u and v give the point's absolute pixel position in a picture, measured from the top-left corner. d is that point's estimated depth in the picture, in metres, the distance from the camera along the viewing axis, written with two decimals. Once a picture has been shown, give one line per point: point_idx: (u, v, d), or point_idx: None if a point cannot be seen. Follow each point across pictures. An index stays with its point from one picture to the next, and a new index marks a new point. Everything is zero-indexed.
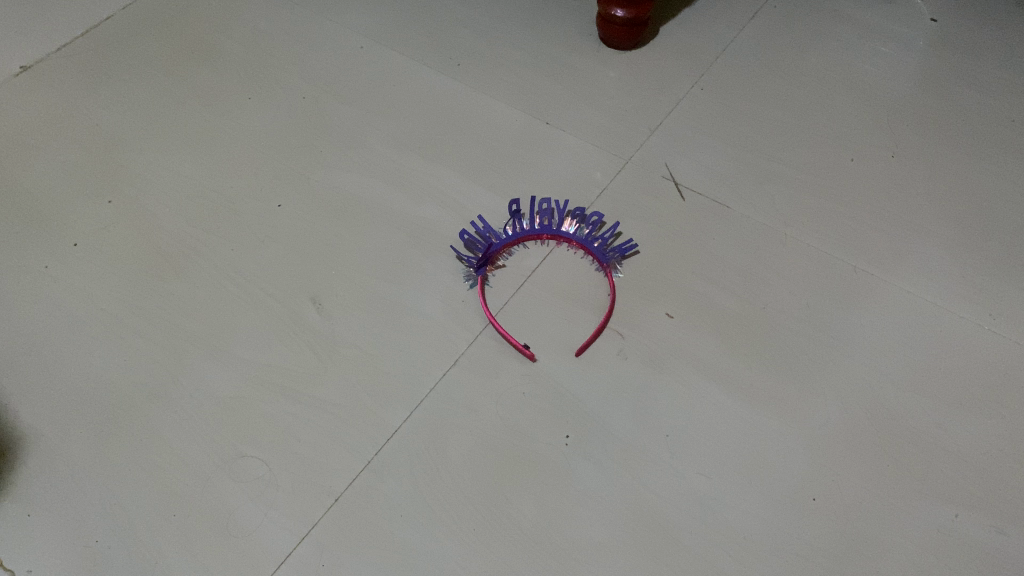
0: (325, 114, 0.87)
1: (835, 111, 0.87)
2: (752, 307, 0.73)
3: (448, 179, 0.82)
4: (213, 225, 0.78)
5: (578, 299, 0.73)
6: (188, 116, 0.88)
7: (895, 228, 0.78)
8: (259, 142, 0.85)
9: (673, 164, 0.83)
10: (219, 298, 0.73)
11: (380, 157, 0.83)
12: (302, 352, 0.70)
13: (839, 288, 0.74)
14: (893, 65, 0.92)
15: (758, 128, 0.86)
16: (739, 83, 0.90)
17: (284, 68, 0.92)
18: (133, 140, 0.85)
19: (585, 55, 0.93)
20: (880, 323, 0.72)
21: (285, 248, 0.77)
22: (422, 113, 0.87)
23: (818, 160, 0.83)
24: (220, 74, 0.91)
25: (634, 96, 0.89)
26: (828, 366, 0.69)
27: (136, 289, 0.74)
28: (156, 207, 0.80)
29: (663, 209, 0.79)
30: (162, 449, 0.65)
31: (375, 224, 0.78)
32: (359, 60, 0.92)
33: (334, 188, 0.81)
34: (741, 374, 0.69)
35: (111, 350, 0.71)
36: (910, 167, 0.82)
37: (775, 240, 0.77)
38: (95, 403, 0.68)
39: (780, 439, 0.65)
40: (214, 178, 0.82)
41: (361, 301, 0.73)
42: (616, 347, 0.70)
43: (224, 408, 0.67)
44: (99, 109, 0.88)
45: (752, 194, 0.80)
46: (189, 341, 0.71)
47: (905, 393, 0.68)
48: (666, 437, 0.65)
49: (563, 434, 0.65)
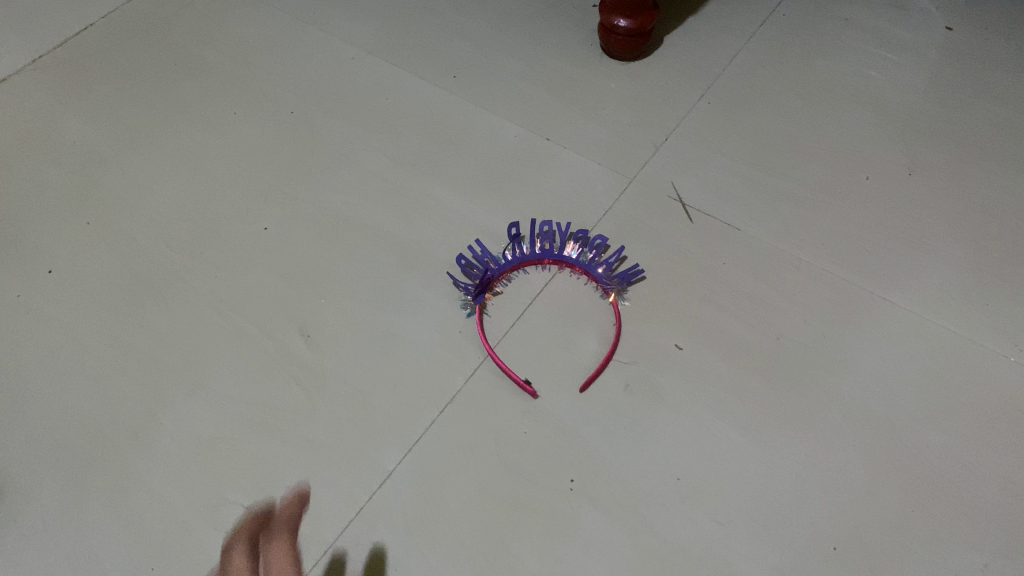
0: (315, 130, 0.83)
1: (849, 126, 0.83)
2: (766, 336, 0.69)
3: (443, 198, 0.77)
4: (195, 249, 0.74)
5: (582, 329, 0.69)
6: (170, 131, 0.84)
7: (915, 252, 0.74)
8: (245, 159, 0.81)
9: (681, 183, 0.79)
10: (201, 328, 0.69)
11: (372, 175, 0.79)
12: (289, 388, 0.66)
13: (857, 316, 0.70)
14: (908, 77, 0.88)
15: (770, 144, 0.82)
16: (748, 96, 0.86)
17: (271, 81, 0.88)
18: (112, 158, 0.81)
19: (587, 66, 0.89)
20: (902, 353, 0.68)
21: (271, 273, 0.72)
22: (416, 128, 0.83)
23: (832, 178, 0.79)
24: (204, 88, 0.87)
25: (638, 109, 0.85)
26: (845, 403, 0.65)
27: (114, 319, 0.70)
28: (134, 229, 0.76)
29: (670, 231, 0.75)
30: (140, 495, 0.62)
31: (367, 248, 0.74)
32: (350, 71, 0.88)
33: (323, 209, 0.77)
34: (755, 411, 0.65)
35: (86, 384, 0.66)
36: (929, 185, 0.78)
37: (789, 264, 0.73)
38: (69, 442, 0.64)
39: (796, 482, 0.62)
40: (197, 199, 0.78)
41: (352, 332, 0.69)
42: (622, 382, 0.66)
43: (207, 449, 0.63)
44: (77, 124, 0.84)
45: (764, 214, 0.76)
46: (170, 376, 0.67)
47: (928, 431, 0.64)
48: (677, 480, 0.62)
49: (568, 478, 0.62)
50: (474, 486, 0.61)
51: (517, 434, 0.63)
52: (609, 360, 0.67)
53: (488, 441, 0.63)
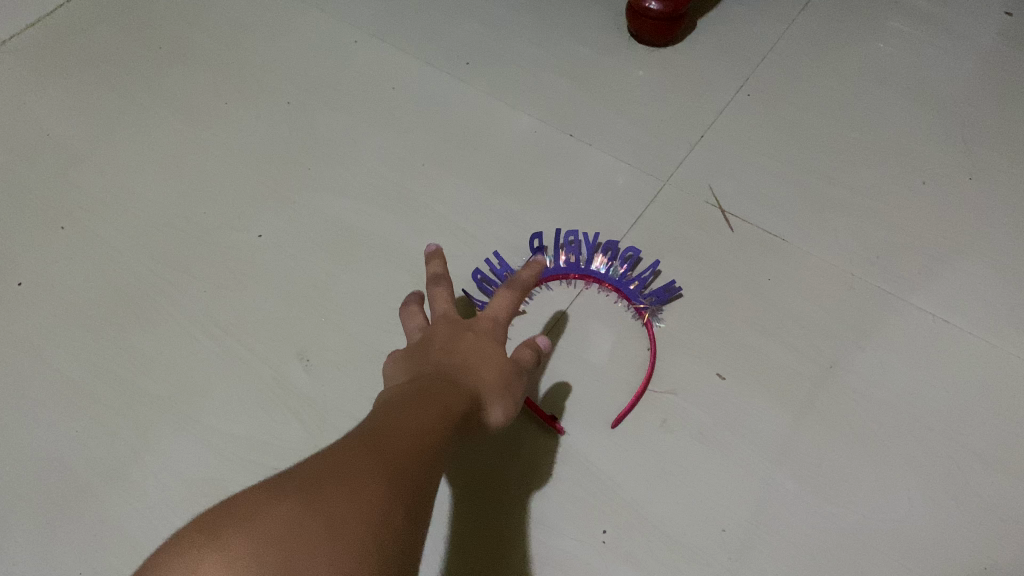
0: (315, 124, 0.76)
1: (902, 124, 0.76)
2: (816, 366, 0.62)
3: (456, 204, 0.70)
4: (183, 261, 0.68)
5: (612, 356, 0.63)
6: (153, 123, 0.76)
7: (979, 268, 0.67)
8: (237, 157, 0.74)
9: (719, 187, 0.72)
10: (189, 353, 0.64)
11: (379, 178, 0.72)
12: (287, 423, 0.60)
13: (917, 343, 0.63)
14: (966, 68, 0.80)
15: (815, 144, 0.75)
16: (790, 88, 0.78)
17: (266, 67, 0.80)
18: (89, 154, 0.74)
19: (613, 51, 0.81)
20: (967, 387, 0.61)
21: (267, 290, 0.66)
22: (425, 122, 0.76)
23: (884, 183, 0.72)
24: (192, 73, 0.79)
25: (671, 102, 0.77)
26: (905, 443, 0.59)
27: (94, 341, 0.64)
28: (115, 239, 0.69)
29: (708, 243, 0.68)
30: (122, 544, 0.56)
31: (373, 263, 0.67)
32: (353, 57, 0.80)
33: (326, 216, 0.70)
34: (804, 453, 0.59)
35: (65, 418, 0.61)
36: (991, 193, 0.71)
37: (839, 282, 0.66)
38: (47, 484, 0.58)
39: (849, 534, 0.56)
40: (185, 203, 0.71)
41: (358, 358, 0.63)
42: (659, 418, 0.61)
43: (198, 492, 0.58)
44: (51, 114, 0.76)
45: (811, 224, 0.69)
46: (156, 408, 0.61)
47: (998, 478, 0.58)
48: (721, 533, 0.57)
49: (600, 528, 0.57)
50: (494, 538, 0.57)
51: (541, 474, 0.59)
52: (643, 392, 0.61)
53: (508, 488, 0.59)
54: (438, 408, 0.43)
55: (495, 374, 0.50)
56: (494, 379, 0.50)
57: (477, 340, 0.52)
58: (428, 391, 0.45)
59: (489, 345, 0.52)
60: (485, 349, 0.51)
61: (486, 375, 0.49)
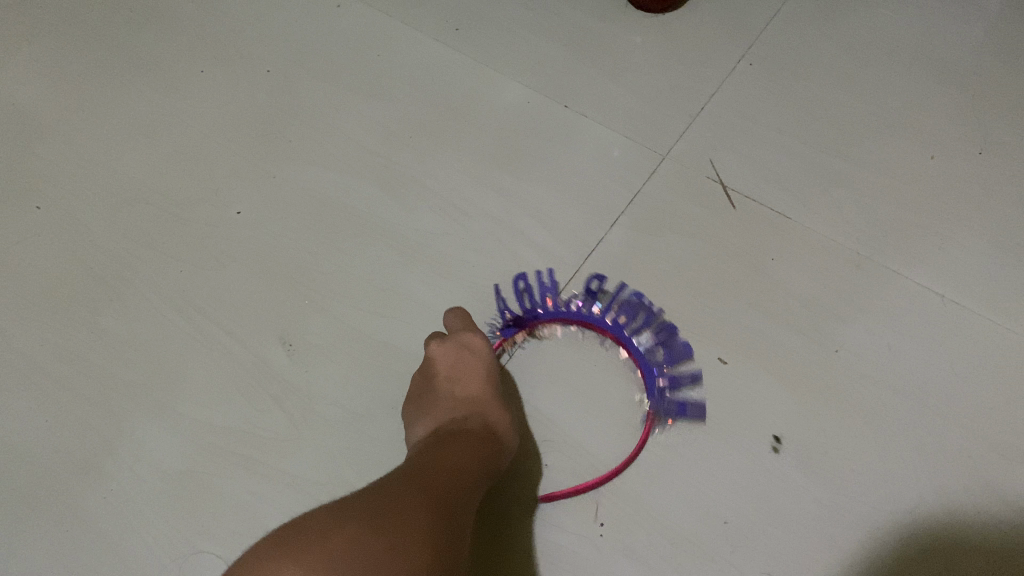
0: (295, 91, 0.72)
1: (911, 94, 0.73)
2: (822, 351, 0.60)
3: (445, 179, 0.67)
4: (157, 238, 0.64)
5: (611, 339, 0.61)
6: (124, 91, 0.72)
7: (991, 248, 0.64)
8: (213, 128, 0.70)
9: (721, 161, 0.68)
10: (165, 337, 0.60)
11: (364, 151, 0.69)
12: (270, 411, 0.57)
13: (925, 326, 0.61)
14: (978, 31, 0.76)
15: (820, 116, 0.71)
16: (793, 55, 0.75)
17: (242, 29, 0.75)
18: (57, 125, 0.70)
19: (610, 13, 0.76)
20: (976, 371, 0.59)
21: (247, 270, 0.63)
22: (412, 91, 0.72)
23: (891, 158, 0.69)
24: (163, 35, 0.75)
25: (670, 70, 0.73)
26: (914, 431, 0.57)
27: (63, 324, 0.61)
28: (85, 214, 0.66)
29: (709, 221, 0.65)
30: (97, 540, 0.54)
31: (359, 241, 0.64)
32: (335, 18, 0.76)
33: (309, 191, 0.67)
34: (809, 440, 0.57)
35: (34, 406, 0.58)
36: (1002, 168, 0.68)
37: (845, 262, 0.64)
38: (17, 478, 0.56)
39: (854, 526, 0.55)
40: (158, 177, 0.68)
41: (344, 343, 0.60)
42: (660, 405, 0.58)
43: (175, 485, 0.55)
44: (16, 83, 0.72)
45: (815, 201, 0.67)
46: (129, 396, 0.58)
47: (1009, 467, 0.56)
48: (724, 525, 0.55)
49: (598, 522, 0.55)
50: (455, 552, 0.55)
51: (540, 471, 0.57)
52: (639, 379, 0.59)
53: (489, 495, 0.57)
54: (463, 463, 0.48)
55: (504, 414, 0.54)
56: (502, 418, 0.53)
57: (476, 375, 0.55)
58: (448, 446, 0.49)
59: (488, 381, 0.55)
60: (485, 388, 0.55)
61: (494, 417, 0.53)
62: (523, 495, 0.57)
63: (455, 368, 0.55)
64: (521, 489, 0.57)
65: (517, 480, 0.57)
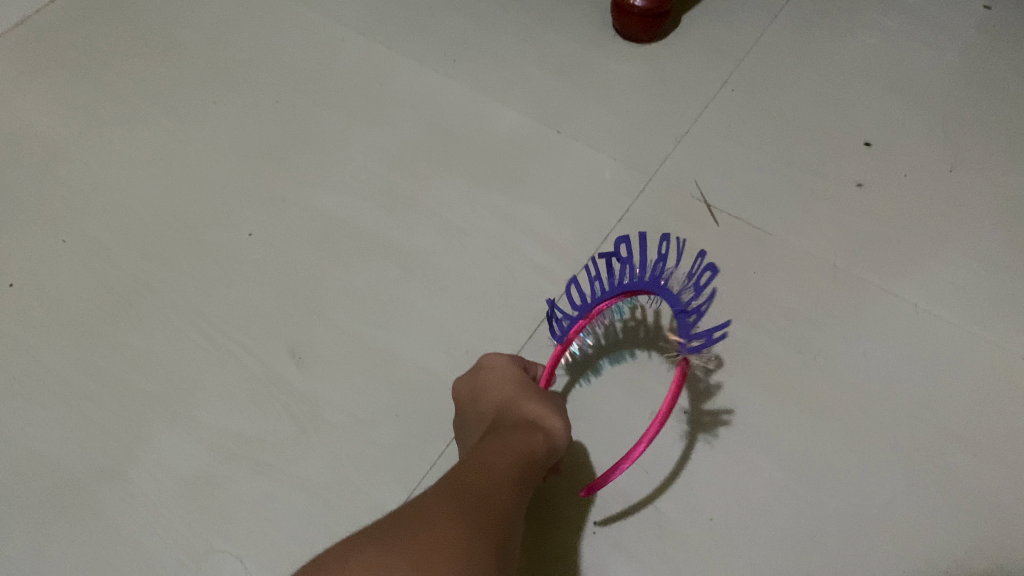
0: (303, 120, 0.77)
1: (884, 117, 0.77)
2: (801, 357, 0.63)
3: (445, 200, 0.71)
4: (174, 259, 0.69)
5: (602, 346, 0.64)
6: (143, 123, 0.77)
7: (962, 260, 0.68)
8: (226, 155, 0.75)
9: (704, 182, 0.73)
10: (182, 350, 0.64)
11: (368, 175, 0.73)
12: (280, 418, 0.61)
13: (899, 332, 0.64)
14: (944, 60, 0.81)
15: (799, 138, 0.76)
16: (772, 82, 0.80)
17: (254, 66, 0.81)
18: (80, 155, 0.75)
19: (599, 47, 0.82)
20: (948, 374, 0.62)
21: (259, 287, 0.67)
22: (413, 118, 0.76)
23: (866, 176, 0.73)
24: (179, 72, 0.81)
25: (656, 97, 0.78)
26: (889, 430, 0.60)
27: (85, 338, 0.65)
28: (106, 237, 0.70)
29: (694, 237, 0.69)
30: (117, 540, 0.57)
31: (364, 259, 0.68)
32: (341, 54, 0.81)
33: (316, 213, 0.71)
34: (791, 440, 0.60)
35: (57, 414, 0.61)
36: (972, 184, 0.72)
37: (824, 273, 0.67)
38: (41, 482, 0.59)
39: (835, 521, 0.58)
40: (175, 202, 0.72)
41: (350, 353, 0.63)
42: (648, 410, 0.62)
43: (191, 487, 0.59)
44: (43, 117, 0.78)
45: (794, 216, 0.71)
46: (147, 405, 0.62)
47: (981, 463, 0.59)
48: (710, 521, 0.58)
49: (590, 520, 0.59)
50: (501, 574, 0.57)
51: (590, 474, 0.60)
52: (628, 385, 0.63)
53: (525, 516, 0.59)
54: (502, 458, 0.50)
55: (537, 406, 0.55)
56: (537, 410, 0.55)
57: (499, 378, 0.57)
58: (485, 445, 0.51)
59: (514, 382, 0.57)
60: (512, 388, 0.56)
61: (528, 412, 0.55)
62: (572, 498, 0.60)
63: (479, 383, 0.58)
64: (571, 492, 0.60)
65: (560, 490, 0.60)
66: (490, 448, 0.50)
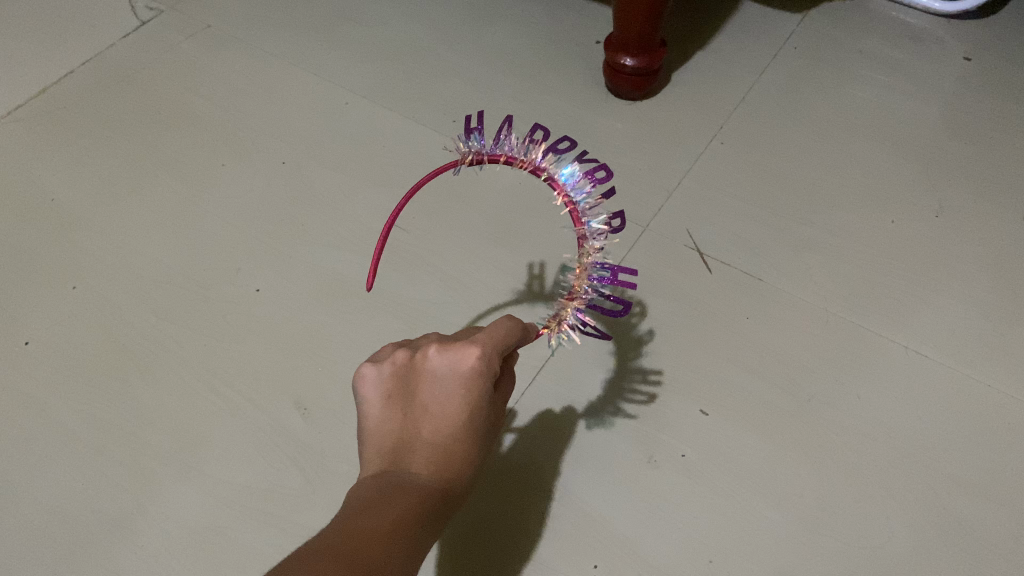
0: (308, 180, 0.80)
1: (869, 164, 0.80)
2: (796, 400, 0.65)
3: (447, 255, 0.74)
4: (183, 317, 0.71)
5: (556, 355, 0.68)
6: (155, 188, 0.81)
7: (949, 302, 0.70)
8: (234, 215, 0.78)
9: (696, 232, 0.75)
10: (190, 404, 0.66)
11: (372, 231, 0.76)
12: (286, 469, 0.62)
13: (892, 376, 0.66)
14: (925, 110, 0.85)
15: (787, 188, 0.78)
16: (760, 134, 0.83)
17: (263, 131, 0.85)
18: (93, 218, 0.78)
19: (593, 107, 0.86)
20: (942, 416, 0.64)
21: (266, 341, 0.69)
22: (414, 177, 0.80)
23: (855, 225, 0.75)
24: (190, 139, 0.85)
25: (648, 152, 0.81)
26: (884, 470, 0.61)
27: (97, 395, 0.67)
28: (119, 298, 0.73)
29: (688, 285, 0.71)
30: None
31: (368, 311, 0.70)
32: (345, 119, 0.86)
33: (322, 270, 0.73)
34: (788, 483, 0.61)
35: (69, 470, 0.63)
36: (957, 229, 0.74)
37: (815, 318, 0.69)
38: (52, 535, 0.60)
39: (834, 563, 0.58)
40: (184, 262, 0.75)
41: (354, 403, 0.65)
42: (647, 454, 0.63)
43: (199, 540, 0.60)
44: (58, 183, 0.81)
45: (785, 263, 0.73)
46: (157, 459, 0.63)
47: (974, 501, 0.60)
48: (708, 563, 0.58)
49: (591, 563, 0.58)
50: (464, 545, 0.60)
51: (549, 474, 0.62)
52: (559, 372, 0.67)
53: (486, 495, 0.61)
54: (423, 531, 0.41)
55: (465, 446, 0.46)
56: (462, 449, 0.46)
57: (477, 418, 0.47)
58: (387, 493, 0.42)
59: (470, 396, 0.45)
60: (458, 405, 0.45)
61: (450, 452, 0.45)
62: (527, 491, 0.62)
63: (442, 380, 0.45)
64: (526, 487, 0.62)
65: (518, 489, 0.62)
66: (389, 500, 0.42)
